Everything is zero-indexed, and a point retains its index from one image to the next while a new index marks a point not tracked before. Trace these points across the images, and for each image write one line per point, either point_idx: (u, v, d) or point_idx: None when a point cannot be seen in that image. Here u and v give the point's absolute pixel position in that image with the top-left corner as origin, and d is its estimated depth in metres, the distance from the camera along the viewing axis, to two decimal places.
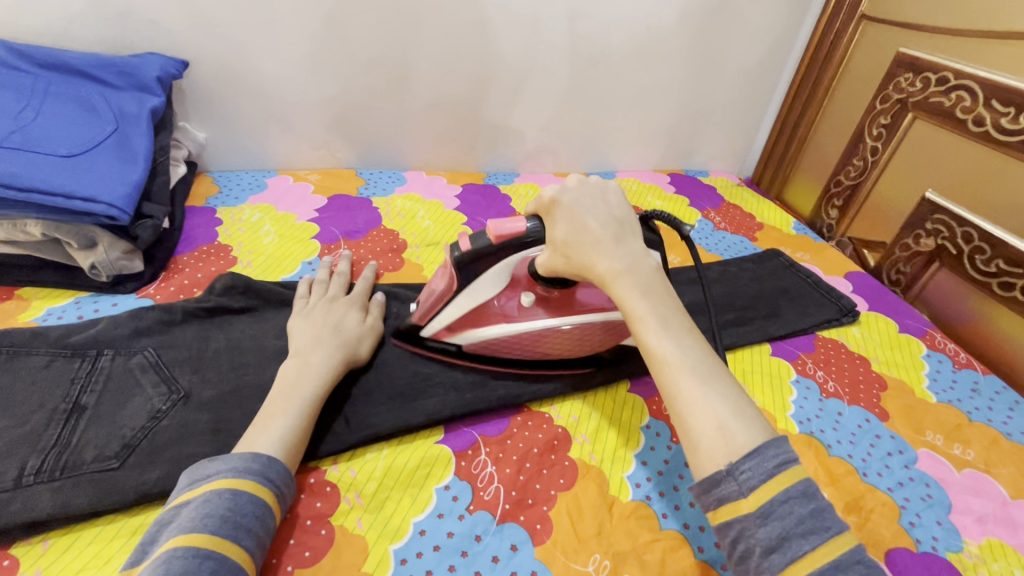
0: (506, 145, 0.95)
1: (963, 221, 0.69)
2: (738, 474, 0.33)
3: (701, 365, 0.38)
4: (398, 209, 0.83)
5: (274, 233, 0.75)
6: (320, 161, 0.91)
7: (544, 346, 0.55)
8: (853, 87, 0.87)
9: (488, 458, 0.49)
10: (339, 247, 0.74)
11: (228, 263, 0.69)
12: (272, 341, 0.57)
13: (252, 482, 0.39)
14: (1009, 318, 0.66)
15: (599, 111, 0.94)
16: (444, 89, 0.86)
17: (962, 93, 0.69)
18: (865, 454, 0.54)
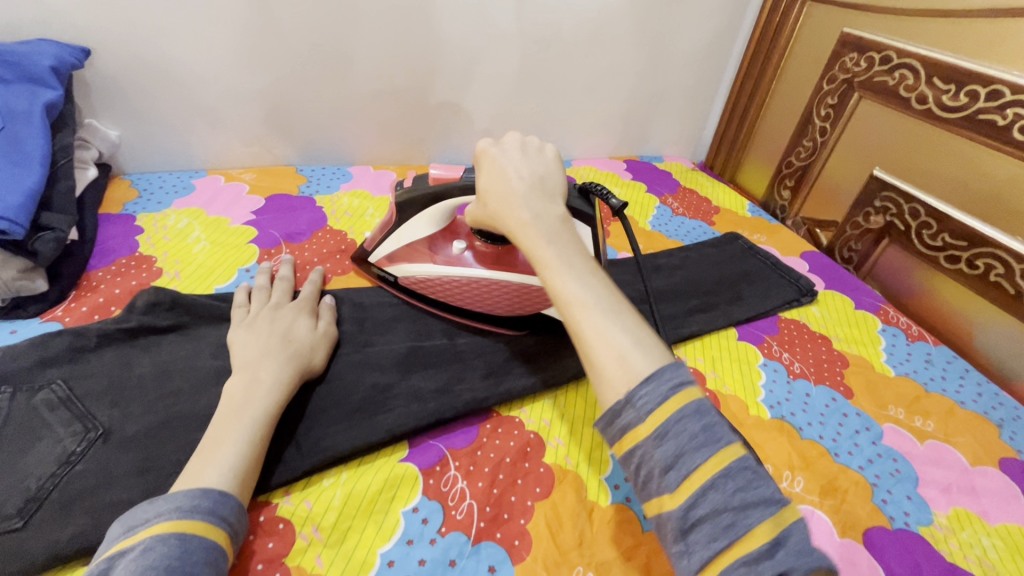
0: (457, 134, 0.91)
1: (910, 197, 0.71)
2: (636, 400, 0.32)
3: (606, 302, 0.36)
4: (345, 207, 0.77)
5: (205, 239, 0.68)
6: (255, 159, 0.83)
7: (456, 293, 0.58)
8: (802, 69, 0.88)
9: (458, 473, 0.46)
10: (280, 250, 0.68)
11: (153, 276, 0.61)
12: (207, 360, 0.51)
13: (202, 521, 0.34)
14: (956, 291, 0.68)
15: (553, 97, 0.91)
16: (389, 78, 0.80)
17: (905, 72, 0.71)
18: (835, 434, 0.54)
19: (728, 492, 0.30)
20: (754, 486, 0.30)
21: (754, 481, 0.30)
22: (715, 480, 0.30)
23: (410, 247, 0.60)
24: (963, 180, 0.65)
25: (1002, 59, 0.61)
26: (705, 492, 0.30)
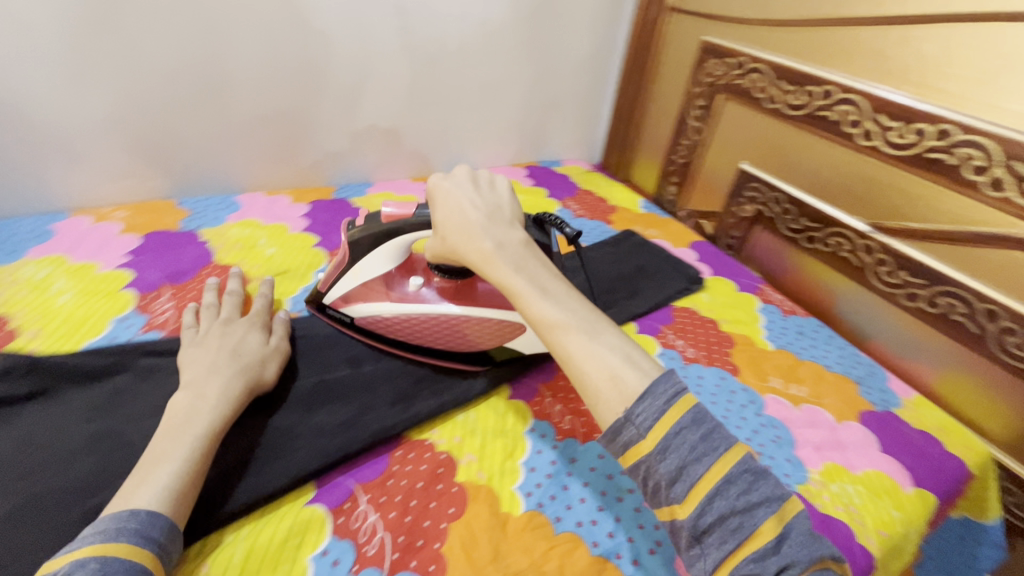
0: (354, 151, 0.88)
1: (773, 186, 0.79)
2: (635, 418, 0.36)
3: (587, 325, 0.40)
4: (233, 238, 0.73)
5: (71, 289, 0.61)
6: (139, 195, 0.77)
7: (420, 331, 0.58)
8: (672, 66, 0.95)
9: (368, 507, 0.45)
10: (163, 292, 0.63)
11: (4, 340, 0.54)
12: (80, 426, 0.46)
13: (128, 545, 0.34)
14: (819, 267, 0.76)
15: (446, 108, 0.91)
16: (267, 97, 0.77)
17: (758, 75, 0.79)
18: (726, 411, 0.59)
19: (733, 497, 0.33)
20: (755, 487, 0.34)
21: (755, 483, 0.34)
22: (720, 487, 0.34)
23: (371, 284, 0.59)
24: (813, 170, 0.74)
25: (843, 63, 0.68)
26: (712, 499, 0.33)
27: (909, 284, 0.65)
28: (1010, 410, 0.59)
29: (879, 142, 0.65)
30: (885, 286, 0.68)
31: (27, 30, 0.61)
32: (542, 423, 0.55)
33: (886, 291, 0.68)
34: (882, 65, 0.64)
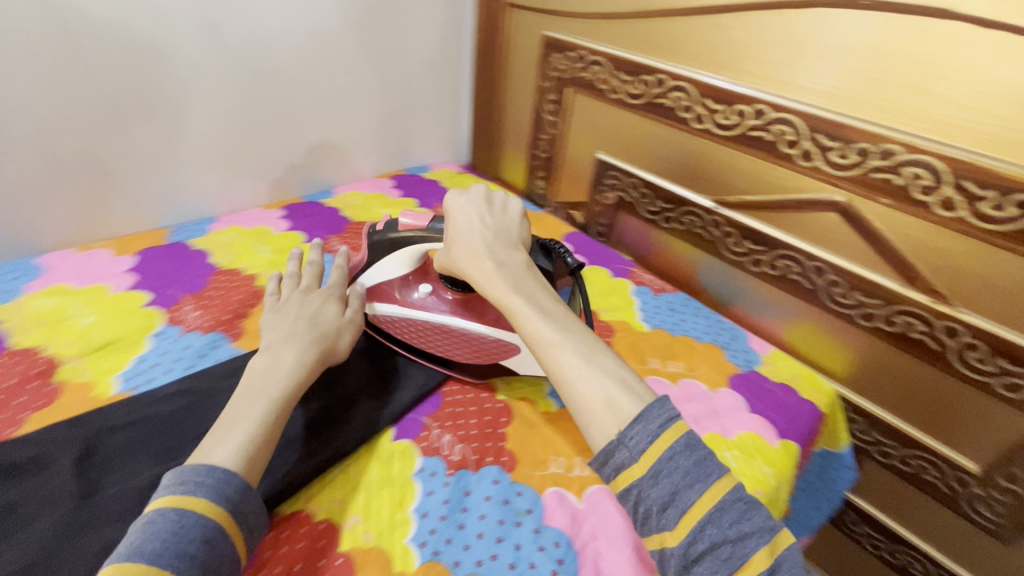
0: (331, 150, 1.11)
1: (781, 244, 0.80)
2: (628, 441, 0.47)
3: (583, 349, 0.53)
4: (355, 204, 1.09)
5: (264, 246, 0.91)
6: (277, 195, 1.08)
7: (449, 345, 0.71)
8: (650, 129, 0.91)
9: (440, 430, 0.64)
10: (331, 242, 0.95)
11: (251, 280, 0.82)
12: (251, 363, 0.68)
13: (196, 499, 0.44)
14: (823, 333, 0.82)
15: (341, 107, 1.08)
16: (307, 104, 1.03)
17: (783, 125, 0.73)
18: None
19: (725, 525, 0.44)
20: (746, 516, 0.44)
21: (747, 514, 0.44)
22: (713, 516, 0.44)
23: (385, 284, 0.73)
24: (844, 238, 0.74)
25: (864, 111, 0.66)
26: (705, 527, 0.44)
27: (1009, 372, 0.65)
28: (979, 443, 0.71)
29: (965, 213, 0.62)
30: (978, 373, 0.68)
31: (100, 90, 0.80)
32: None
33: (981, 381, 0.68)
34: (934, 120, 0.62)
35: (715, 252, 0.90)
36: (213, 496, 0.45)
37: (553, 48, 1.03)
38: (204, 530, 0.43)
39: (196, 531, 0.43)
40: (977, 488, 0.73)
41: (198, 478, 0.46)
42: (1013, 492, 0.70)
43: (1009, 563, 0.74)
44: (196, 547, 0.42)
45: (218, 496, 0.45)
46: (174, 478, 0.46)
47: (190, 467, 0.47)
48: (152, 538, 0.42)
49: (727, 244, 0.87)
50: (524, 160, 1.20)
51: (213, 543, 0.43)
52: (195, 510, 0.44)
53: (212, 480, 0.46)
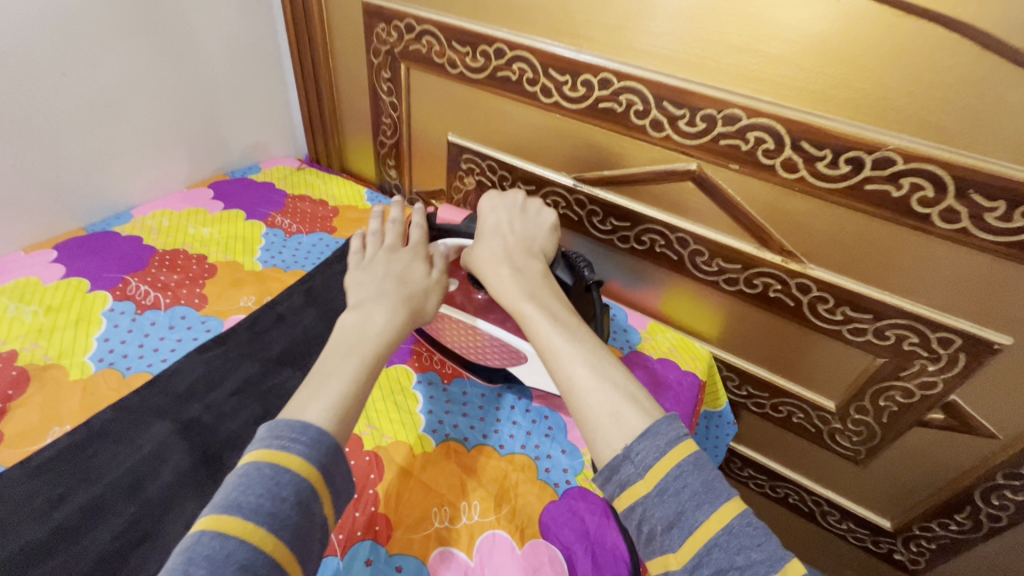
0: (119, 163, 0.88)
1: (647, 218, 0.77)
2: (635, 456, 0.43)
3: (592, 359, 0.50)
4: (164, 227, 0.87)
5: (29, 306, 0.69)
6: (52, 231, 0.84)
7: (457, 339, 0.68)
8: (497, 103, 0.82)
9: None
10: (128, 284, 0.75)
11: (10, 358, 0.62)
12: (25, 483, 0.51)
13: (295, 456, 0.40)
14: (691, 299, 0.82)
15: (119, 109, 0.85)
16: (64, 109, 0.78)
17: (630, 95, 0.68)
18: (541, 441, 0.64)
19: (733, 550, 0.39)
20: (756, 543, 0.39)
21: (760, 541, 0.39)
22: (721, 540, 0.39)
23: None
24: (702, 208, 0.72)
25: (704, 75, 0.63)
26: (711, 551, 0.39)
27: (855, 319, 0.68)
28: (837, 383, 0.75)
29: (805, 173, 0.62)
30: (830, 323, 0.71)
31: None
32: (427, 374, 0.70)
33: (831, 329, 0.71)
34: (773, 82, 0.60)
35: (582, 232, 0.85)
36: (307, 454, 0.41)
37: (376, 16, 0.87)
38: (298, 490, 0.39)
39: (290, 490, 0.39)
40: (836, 422, 0.78)
41: (292, 433, 0.42)
42: (865, 421, 0.76)
43: (865, 479, 0.82)
44: (288, 509, 0.38)
45: (313, 453, 0.41)
46: (269, 432, 0.42)
47: (284, 422, 0.43)
48: (247, 493, 0.38)
49: (592, 222, 0.83)
50: (370, 146, 1.07)
51: (305, 507, 0.39)
52: (288, 471, 0.40)
53: (308, 438, 0.42)
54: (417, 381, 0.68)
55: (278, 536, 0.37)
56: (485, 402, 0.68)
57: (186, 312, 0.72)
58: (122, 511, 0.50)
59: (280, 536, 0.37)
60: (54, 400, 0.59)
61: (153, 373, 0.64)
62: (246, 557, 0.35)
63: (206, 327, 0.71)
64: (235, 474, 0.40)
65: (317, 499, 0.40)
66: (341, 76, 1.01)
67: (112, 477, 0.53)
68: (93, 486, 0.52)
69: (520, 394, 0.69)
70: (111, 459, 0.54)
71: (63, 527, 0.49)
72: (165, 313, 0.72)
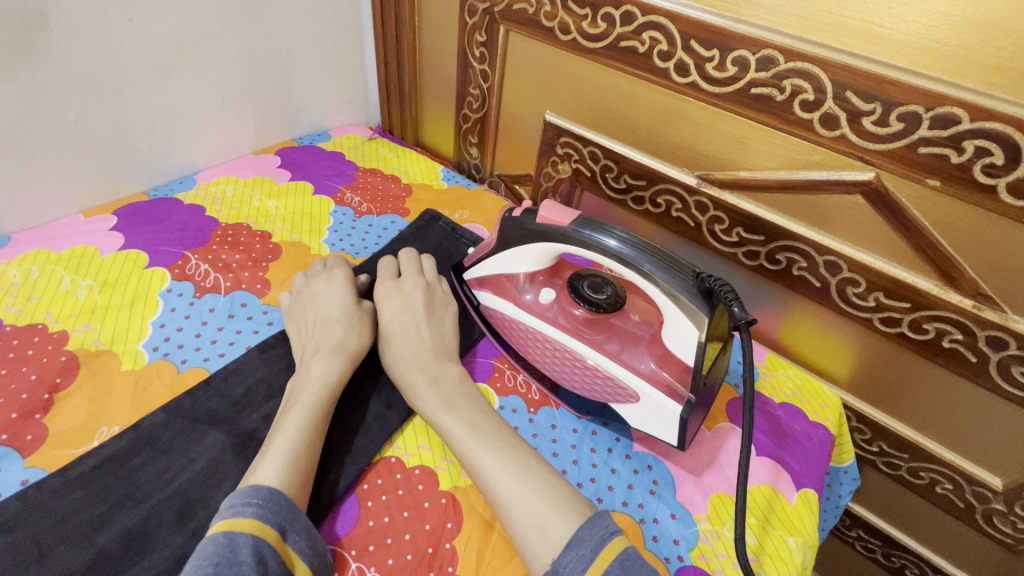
0: (185, 122, 0.80)
1: (790, 233, 0.63)
2: (561, 570, 0.41)
3: (512, 468, 0.47)
4: (228, 197, 0.80)
5: (83, 280, 0.63)
6: (113, 194, 0.78)
7: (545, 356, 0.58)
8: (613, 80, 0.68)
9: (361, 565, 0.45)
10: (188, 261, 0.68)
11: (60, 340, 0.56)
12: (66, 496, 0.45)
13: (249, 520, 0.39)
14: (826, 331, 0.68)
15: (190, 62, 0.77)
16: (133, 60, 0.71)
17: (799, 81, 0.54)
18: (644, 498, 0.53)
19: None
20: None
21: None
22: None
23: (504, 276, 0.63)
24: (871, 228, 0.58)
25: (916, 59, 0.48)
26: None
27: None
28: (1011, 459, 0.60)
29: None
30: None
31: None
32: (512, 398, 0.60)
33: (1022, 398, 0.56)
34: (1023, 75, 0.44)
35: (696, 241, 0.72)
36: (261, 516, 0.40)
37: None
38: (256, 549, 0.38)
39: (247, 552, 0.37)
40: (998, 503, 0.64)
41: (244, 498, 0.41)
42: None
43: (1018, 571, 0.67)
44: (247, 570, 0.37)
45: (266, 514, 0.40)
46: (222, 505, 0.41)
47: (237, 492, 0.42)
48: (201, 564, 0.36)
49: (713, 230, 0.69)
50: (452, 120, 0.96)
51: (265, 566, 0.38)
52: (241, 533, 0.38)
53: (260, 499, 0.41)
54: (500, 407, 0.59)
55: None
56: (577, 440, 0.57)
57: (247, 299, 0.65)
58: (167, 543, 0.43)
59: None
60: (103, 393, 0.53)
61: (209, 370, 0.56)
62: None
63: (268, 319, 0.63)
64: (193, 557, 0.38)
65: (279, 564, 0.39)
66: (429, 37, 0.90)
67: (158, 498, 0.46)
68: (138, 507, 0.45)
69: (618, 433, 0.58)
70: (160, 474, 0.47)
71: (101, 557, 0.42)
72: (225, 299, 0.64)
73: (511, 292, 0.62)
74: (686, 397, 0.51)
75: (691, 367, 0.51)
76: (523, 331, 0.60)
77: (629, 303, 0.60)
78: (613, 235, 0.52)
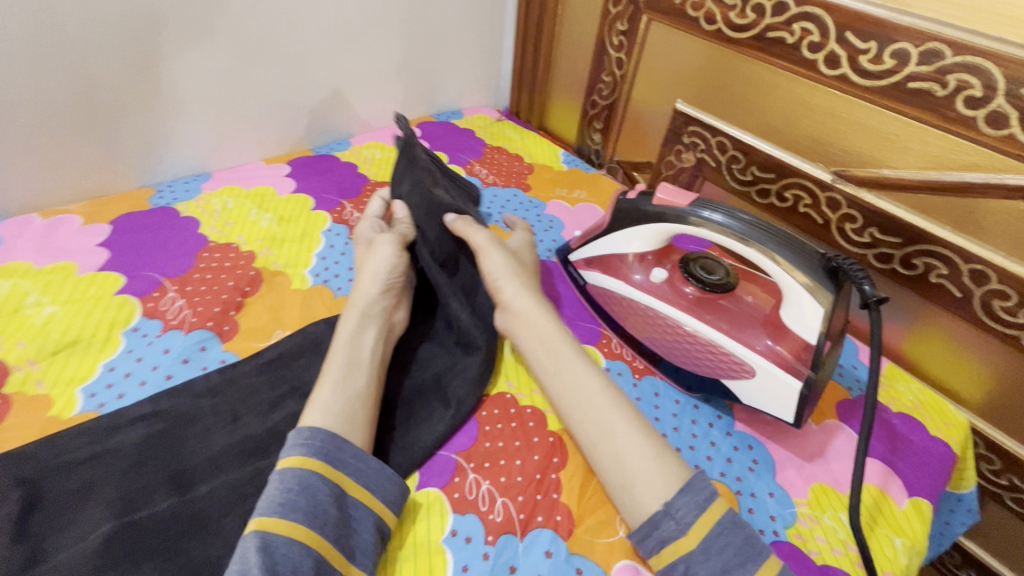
0: (350, 92, 0.92)
1: (932, 238, 0.60)
2: (677, 512, 0.44)
3: (633, 413, 0.51)
4: (376, 160, 0.91)
5: (265, 214, 0.75)
6: (286, 147, 0.91)
7: (651, 326, 0.61)
8: (754, 70, 0.69)
9: (477, 477, 0.50)
10: (345, 208, 0.79)
11: (249, 258, 0.68)
12: (251, 376, 0.55)
13: (296, 456, 0.43)
14: (962, 347, 0.64)
15: (363, 40, 0.88)
16: (321, 33, 0.83)
17: (966, 76, 0.52)
18: (742, 473, 0.54)
19: None
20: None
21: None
22: None
23: (614, 256, 0.65)
24: None
25: None
26: None
27: None
28: None
29: None
30: None
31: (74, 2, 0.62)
32: (617, 364, 0.63)
33: None
34: None
35: (822, 239, 0.70)
36: (306, 450, 0.44)
37: None
38: (301, 479, 0.42)
39: (294, 480, 0.42)
40: None
41: (291, 438, 0.45)
42: None
43: None
44: (296, 496, 0.41)
45: (308, 449, 0.44)
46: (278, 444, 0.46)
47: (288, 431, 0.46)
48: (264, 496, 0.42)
49: (843, 229, 0.67)
50: (578, 107, 1.01)
51: (314, 492, 0.42)
52: (289, 467, 0.43)
53: (302, 437, 0.45)
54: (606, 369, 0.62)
55: (289, 517, 0.40)
56: (680, 411, 0.59)
57: None
58: None
59: (291, 518, 0.40)
60: (279, 304, 0.64)
61: None
62: (265, 539, 0.39)
63: None
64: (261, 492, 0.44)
65: (330, 488, 0.43)
66: (570, 27, 0.96)
67: None
68: (304, 395, 0.54)
69: (720, 411, 0.60)
70: (320, 373, 0.56)
71: (277, 427, 0.51)
72: None
73: (622, 267, 0.64)
74: (806, 374, 0.51)
75: (813, 346, 0.51)
76: (627, 306, 0.63)
77: (745, 288, 0.61)
78: (736, 217, 0.53)
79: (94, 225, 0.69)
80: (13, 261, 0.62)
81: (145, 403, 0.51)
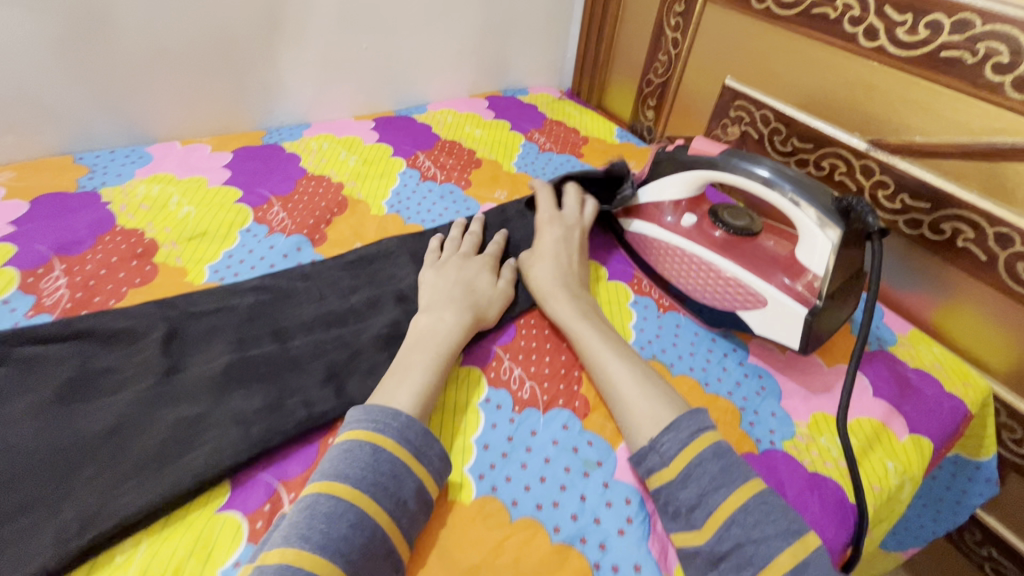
0: (431, 63, 1.05)
1: (958, 201, 0.63)
2: (660, 447, 0.48)
3: (639, 374, 0.54)
4: (447, 122, 1.02)
5: (352, 156, 0.89)
6: (372, 108, 1.05)
7: (684, 265, 0.67)
8: (798, 45, 0.75)
9: (511, 364, 0.59)
10: (418, 157, 0.90)
11: (337, 188, 0.81)
12: (334, 271, 0.67)
13: (389, 438, 0.45)
14: (985, 312, 0.66)
15: (446, 17, 1.01)
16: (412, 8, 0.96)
17: (995, 43, 0.56)
18: (749, 395, 0.60)
19: (748, 525, 0.43)
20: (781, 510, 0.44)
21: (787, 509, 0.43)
22: (736, 515, 0.44)
23: (651, 205, 0.72)
24: None
25: None
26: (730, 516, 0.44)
27: None
28: None
29: None
30: None
31: None
32: (644, 299, 0.70)
33: None
34: None
35: None
36: (399, 437, 0.45)
37: None
38: (393, 464, 0.44)
39: (387, 465, 0.44)
40: None
41: (384, 418, 0.46)
42: None
43: None
44: (385, 479, 0.43)
45: (403, 437, 0.45)
46: (365, 415, 0.46)
47: (376, 407, 0.47)
48: (350, 465, 0.43)
49: (875, 195, 0.71)
50: (634, 88, 1.09)
51: (401, 480, 0.43)
52: (384, 449, 0.44)
53: (398, 423, 0.46)
54: (634, 301, 0.70)
55: (379, 502, 0.42)
56: (697, 342, 0.65)
57: (454, 189, 0.85)
58: (389, 312, 0.62)
59: (380, 503, 0.42)
60: (359, 223, 0.76)
61: (424, 226, 0.77)
62: (357, 516, 0.41)
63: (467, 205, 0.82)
64: (333, 452, 0.45)
65: (417, 479, 0.44)
66: (632, 13, 1.04)
67: (386, 287, 0.66)
68: (374, 288, 0.65)
69: (735, 345, 0.66)
70: (388, 275, 0.67)
71: (353, 308, 0.62)
72: (439, 186, 0.85)
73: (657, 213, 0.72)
74: (815, 303, 0.57)
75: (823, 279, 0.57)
76: (661, 247, 0.69)
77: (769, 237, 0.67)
78: (761, 163, 0.59)
79: (220, 153, 0.84)
80: (159, 172, 0.78)
81: (254, 279, 0.64)
